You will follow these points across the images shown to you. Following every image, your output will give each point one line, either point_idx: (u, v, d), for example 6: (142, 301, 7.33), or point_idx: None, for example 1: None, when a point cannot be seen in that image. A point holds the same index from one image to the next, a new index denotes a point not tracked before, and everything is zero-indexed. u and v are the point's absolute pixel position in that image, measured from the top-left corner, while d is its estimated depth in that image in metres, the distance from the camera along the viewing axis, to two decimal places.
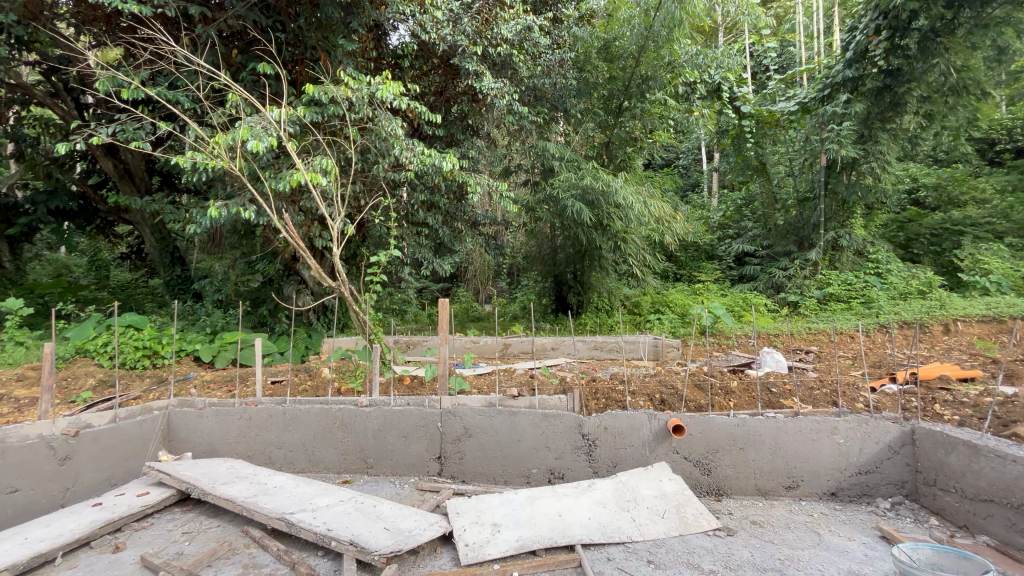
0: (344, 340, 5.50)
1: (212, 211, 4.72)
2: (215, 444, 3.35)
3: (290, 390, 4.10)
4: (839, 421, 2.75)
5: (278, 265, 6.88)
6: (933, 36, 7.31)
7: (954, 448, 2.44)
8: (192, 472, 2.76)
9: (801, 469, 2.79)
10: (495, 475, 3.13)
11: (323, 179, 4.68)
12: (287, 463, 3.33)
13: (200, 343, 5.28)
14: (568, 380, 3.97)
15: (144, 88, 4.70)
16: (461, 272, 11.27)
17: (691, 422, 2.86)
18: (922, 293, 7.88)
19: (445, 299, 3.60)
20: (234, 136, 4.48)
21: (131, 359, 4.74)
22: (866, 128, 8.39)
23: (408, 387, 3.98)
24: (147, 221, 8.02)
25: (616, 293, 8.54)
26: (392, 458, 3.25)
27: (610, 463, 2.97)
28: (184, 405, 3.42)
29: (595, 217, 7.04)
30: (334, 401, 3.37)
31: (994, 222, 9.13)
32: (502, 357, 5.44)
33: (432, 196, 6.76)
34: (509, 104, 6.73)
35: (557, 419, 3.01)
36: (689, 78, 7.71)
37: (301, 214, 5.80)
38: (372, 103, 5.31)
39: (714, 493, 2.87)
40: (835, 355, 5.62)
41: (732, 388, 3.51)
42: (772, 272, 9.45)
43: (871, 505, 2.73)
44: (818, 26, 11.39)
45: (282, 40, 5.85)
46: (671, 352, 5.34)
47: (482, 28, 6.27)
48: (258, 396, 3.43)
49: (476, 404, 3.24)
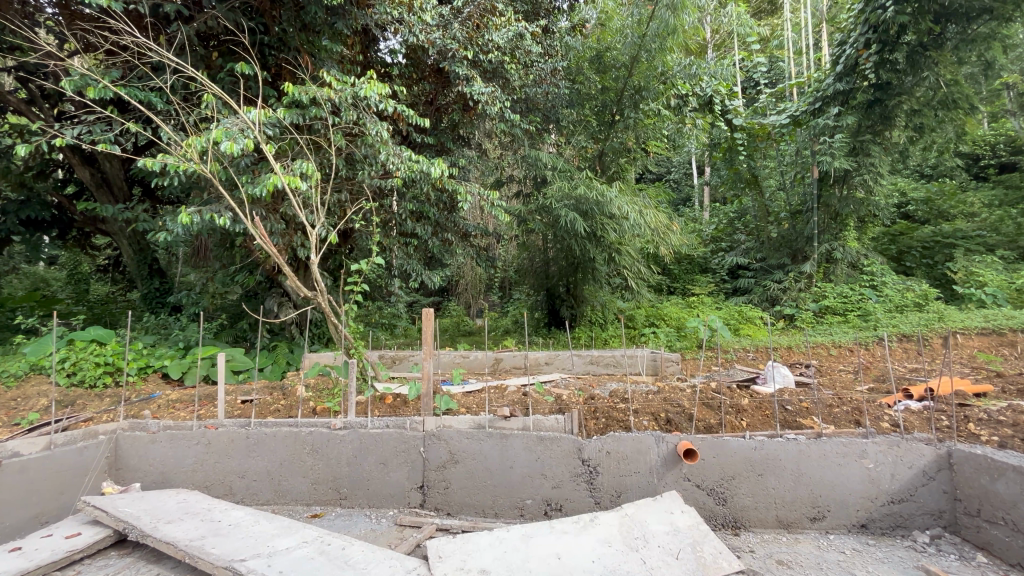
0: (324, 356, 5.16)
1: (182, 219, 4.39)
2: (169, 474, 3.00)
3: (261, 410, 3.75)
4: (868, 444, 2.47)
5: (259, 277, 6.55)
6: (922, 50, 7.20)
7: (1002, 474, 2.17)
8: (134, 508, 2.39)
9: (827, 499, 2.50)
10: (484, 507, 2.81)
11: (303, 183, 4.33)
12: (250, 494, 2.99)
13: (170, 359, 4.95)
14: (565, 398, 3.67)
15: (111, 85, 4.37)
16: (452, 286, 11.01)
17: (705, 445, 2.57)
18: (918, 306, 7.71)
19: (430, 309, 3.31)
20: (206, 138, 4.18)
21: (91, 376, 4.39)
22: (858, 141, 8.27)
23: (391, 406, 3.63)
24: (125, 232, 7.57)
25: (610, 306, 8.27)
26: (369, 488, 2.92)
27: (613, 492, 2.67)
28: (136, 428, 3.08)
29: (589, 228, 6.81)
30: (305, 423, 3.04)
31: (984, 236, 9.04)
32: (492, 374, 5.14)
33: (422, 205, 6.53)
34: (500, 112, 6.55)
35: (554, 442, 2.71)
36: (682, 89, 7.58)
37: (282, 223, 5.50)
38: (358, 106, 5.06)
39: (731, 526, 2.58)
40: (836, 369, 5.38)
41: (744, 405, 3.22)
42: (767, 285, 9.30)
43: (908, 539, 2.45)
44: (807, 42, 11.45)
45: (265, 42, 5.60)
46: (671, 367, 5.04)
47: (474, 35, 6.10)
48: (221, 418, 3.09)
49: (463, 426, 2.93)
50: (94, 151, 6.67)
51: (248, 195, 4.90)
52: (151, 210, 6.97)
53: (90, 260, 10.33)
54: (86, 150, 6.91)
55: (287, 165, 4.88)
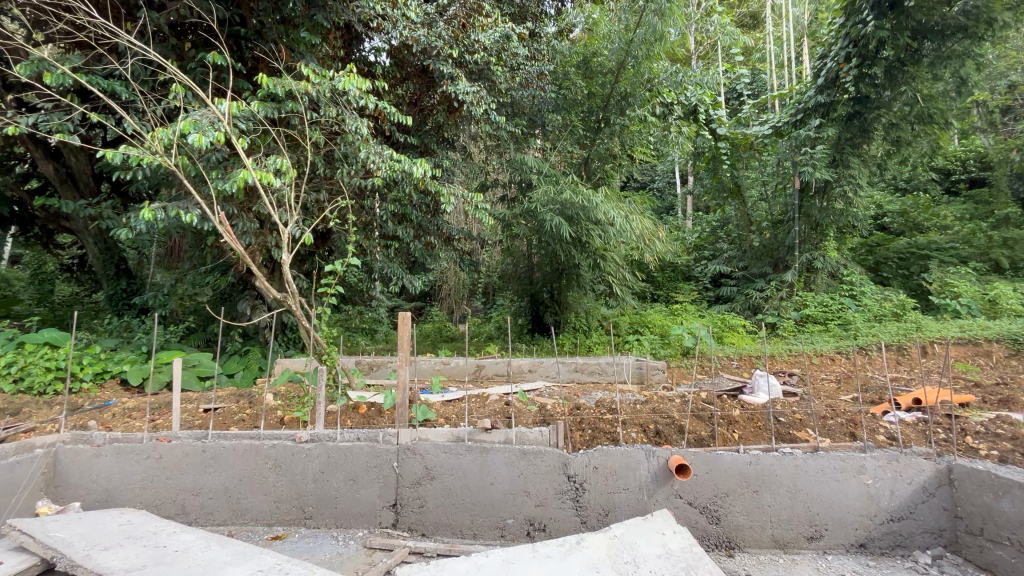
0: (297, 362, 4.93)
1: (144, 215, 4.11)
2: (114, 491, 2.74)
3: (222, 420, 3.50)
4: (866, 459, 2.36)
5: (230, 279, 6.25)
6: (900, 65, 7.30)
7: (1007, 491, 2.09)
8: (66, 533, 2.13)
9: (825, 517, 2.38)
10: (462, 527, 2.63)
11: (276, 180, 4.06)
12: (205, 512, 2.76)
13: (130, 364, 4.67)
14: (549, 409, 3.50)
15: (70, 71, 4.09)
16: (435, 291, 10.80)
17: (698, 461, 2.42)
18: (897, 316, 7.79)
19: (407, 313, 3.12)
20: (172, 130, 3.93)
21: (40, 382, 4.10)
22: (838, 153, 8.31)
23: (365, 417, 3.43)
24: (90, 230, 7.17)
25: (594, 313, 8.13)
26: (337, 506, 2.71)
27: (600, 510, 2.51)
28: (78, 440, 2.81)
29: (573, 233, 6.69)
30: (269, 435, 2.81)
31: (957, 248, 9.20)
32: (473, 381, 4.97)
33: (404, 206, 6.33)
34: (486, 113, 6.38)
35: (538, 456, 2.54)
36: (668, 97, 7.50)
37: (255, 223, 5.26)
38: (337, 102, 4.85)
39: (725, 547, 2.44)
40: (818, 378, 5.33)
41: (735, 417, 3.09)
42: (748, 293, 9.29)
43: (909, 560, 2.34)
44: (789, 55, 11.62)
45: (241, 34, 5.35)
46: (656, 375, 4.94)
47: (459, 35, 6.02)
48: (175, 430, 2.85)
49: (440, 440, 2.74)
50: (59, 144, 6.30)
51: (217, 192, 4.65)
52: (118, 208, 6.62)
53: (54, 259, 9.81)
54: (50, 143, 6.53)
55: (261, 161, 4.64)
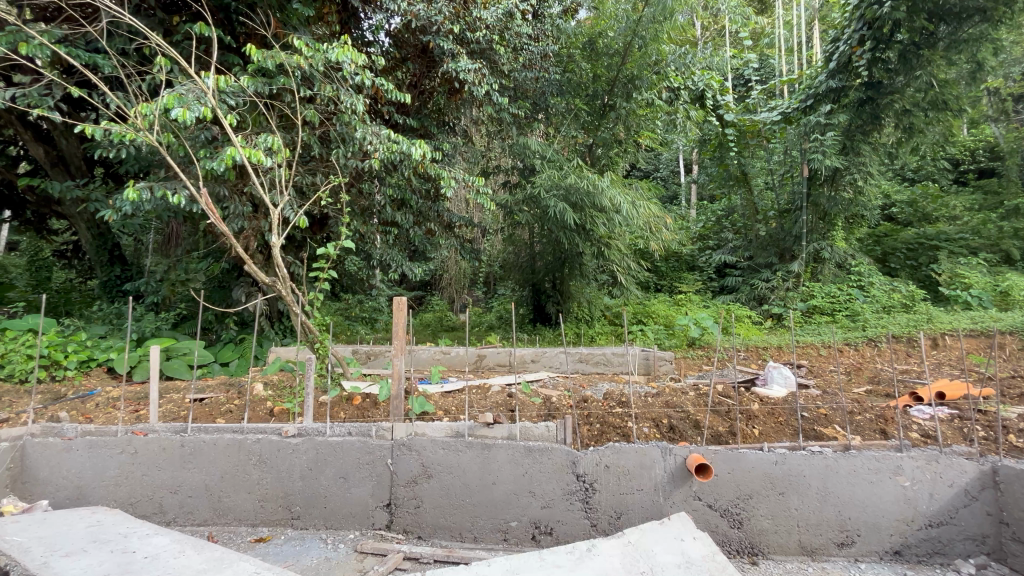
0: (290, 351, 4.74)
1: (128, 194, 3.90)
2: (86, 488, 2.57)
3: (209, 412, 3.33)
4: (903, 459, 2.18)
5: (224, 265, 6.05)
6: (915, 49, 6.91)
7: None
8: (25, 536, 1.95)
9: (857, 521, 2.20)
10: (463, 529, 2.44)
11: (267, 158, 3.84)
12: (184, 510, 2.58)
13: (117, 352, 4.50)
14: (554, 401, 3.33)
15: (46, 42, 3.85)
16: (435, 280, 10.59)
17: (719, 460, 2.24)
18: (906, 307, 7.57)
19: (401, 298, 2.92)
20: (155, 106, 3.69)
21: (21, 370, 3.93)
22: (849, 140, 8.02)
23: (358, 409, 3.25)
24: (83, 215, 6.93)
25: (596, 303, 7.92)
26: (325, 506, 2.54)
27: (612, 512, 2.32)
28: (49, 433, 2.63)
29: (578, 219, 6.45)
30: (253, 429, 2.62)
31: (967, 238, 8.93)
32: (474, 370, 4.80)
33: (404, 191, 6.10)
34: (487, 94, 6.11)
35: (544, 454, 2.35)
36: (674, 81, 7.23)
37: (247, 206, 5.05)
38: (332, 78, 4.59)
39: (748, 553, 2.26)
40: (828, 369, 5.11)
41: (755, 412, 2.90)
42: (754, 284, 9.06)
43: (949, 568, 2.17)
44: (798, 39, 11.25)
45: (232, 7, 5.05)
46: (664, 366, 4.76)
47: (461, 11, 5.68)
48: (153, 423, 2.67)
49: (438, 434, 2.55)
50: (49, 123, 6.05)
51: (206, 171, 4.43)
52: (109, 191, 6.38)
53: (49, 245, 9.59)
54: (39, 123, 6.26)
55: (253, 141, 4.39)
